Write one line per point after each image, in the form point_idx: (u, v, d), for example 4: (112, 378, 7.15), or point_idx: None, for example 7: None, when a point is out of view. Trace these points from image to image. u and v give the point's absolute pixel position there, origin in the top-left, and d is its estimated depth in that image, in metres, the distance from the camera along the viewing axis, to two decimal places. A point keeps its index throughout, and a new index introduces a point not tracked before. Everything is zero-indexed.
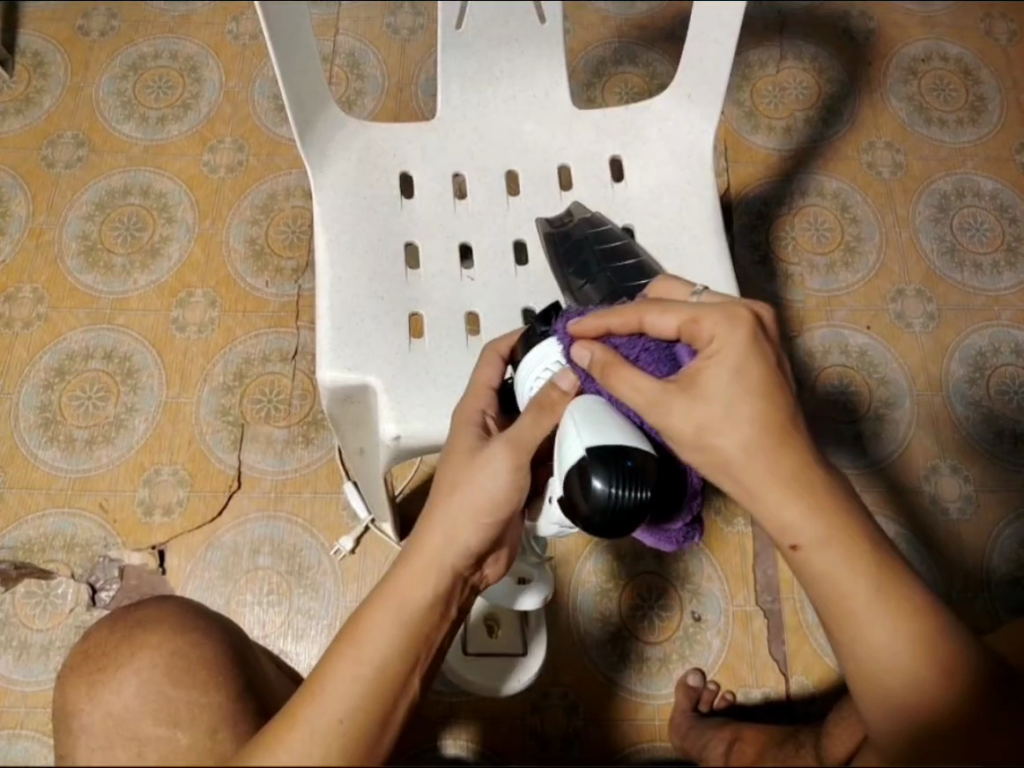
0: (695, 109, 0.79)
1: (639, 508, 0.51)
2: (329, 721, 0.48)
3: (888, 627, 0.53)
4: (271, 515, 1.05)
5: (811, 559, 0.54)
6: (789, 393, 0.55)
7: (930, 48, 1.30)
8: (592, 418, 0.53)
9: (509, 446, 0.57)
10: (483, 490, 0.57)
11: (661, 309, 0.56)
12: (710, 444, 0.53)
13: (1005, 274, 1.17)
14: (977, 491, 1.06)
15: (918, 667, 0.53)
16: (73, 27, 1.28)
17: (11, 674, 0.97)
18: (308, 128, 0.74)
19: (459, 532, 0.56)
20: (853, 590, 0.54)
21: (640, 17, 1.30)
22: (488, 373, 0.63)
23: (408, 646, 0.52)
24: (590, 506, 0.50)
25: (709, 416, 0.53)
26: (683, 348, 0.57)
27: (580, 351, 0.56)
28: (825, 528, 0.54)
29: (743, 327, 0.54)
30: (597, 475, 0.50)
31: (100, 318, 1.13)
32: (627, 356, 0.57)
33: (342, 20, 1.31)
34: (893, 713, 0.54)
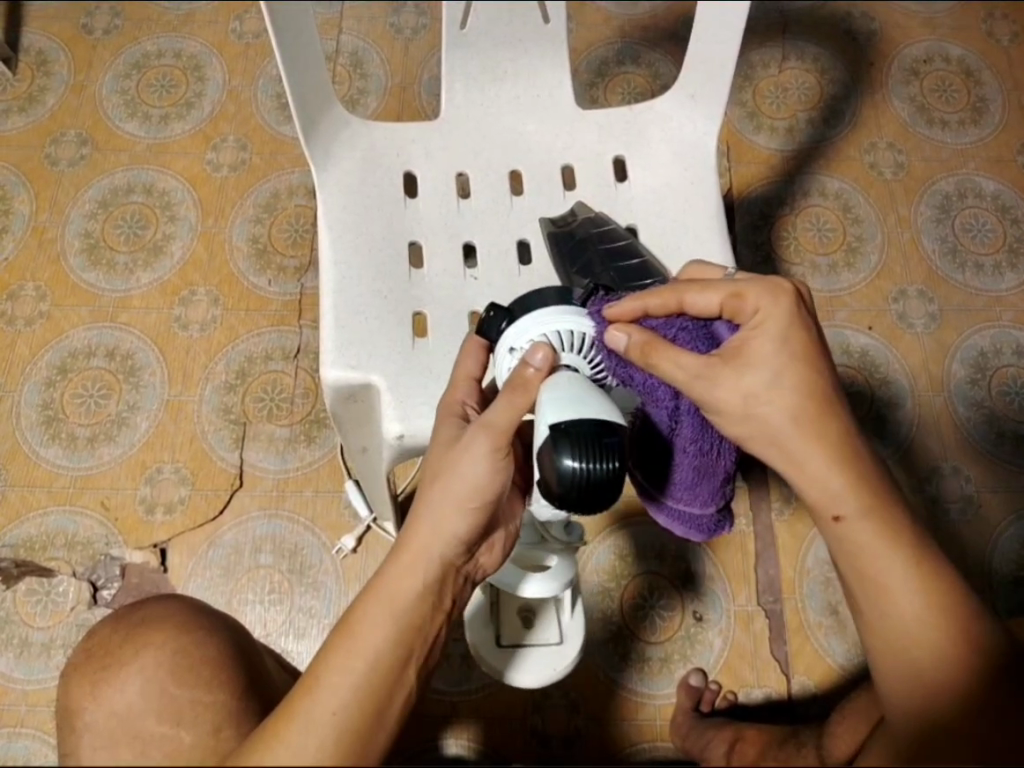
0: (700, 108, 0.79)
1: (610, 482, 0.50)
2: (324, 717, 0.48)
3: (913, 592, 0.56)
4: (273, 513, 1.05)
5: (850, 529, 0.56)
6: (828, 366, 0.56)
7: (933, 49, 1.30)
8: (561, 394, 0.52)
9: (487, 431, 0.56)
10: (466, 478, 0.56)
11: (701, 288, 0.57)
12: (757, 414, 0.55)
13: (1006, 274, 1.17)
14: (979, 491, 1.06)
15: (940, 639, 0.55)
16: (77, 25, 1.29)
17: (12, 672, 0.97)
18: (312, 127, 0.74)
19: (446, 522, 0.56)
20: (883, 561, 0.56)
21: (643, 17, 1.31)
22: (468, 364, 0.62)
23: (402, 639, 0.52)
24: (561, 482, 0.50)
25: (758, 384, 0.54)
26: (723, 325, 0.58)
27: (616, 334, 0.55)
28: (864, 499, 0.55)
29: (787, 298, 0.56)
30: (564, 449, 0.49)
31: (102, 316, 1.13)
32: (666, 335, 0.57)
33: (345, 19, 1.31)
34: (913, 684, 0.55)
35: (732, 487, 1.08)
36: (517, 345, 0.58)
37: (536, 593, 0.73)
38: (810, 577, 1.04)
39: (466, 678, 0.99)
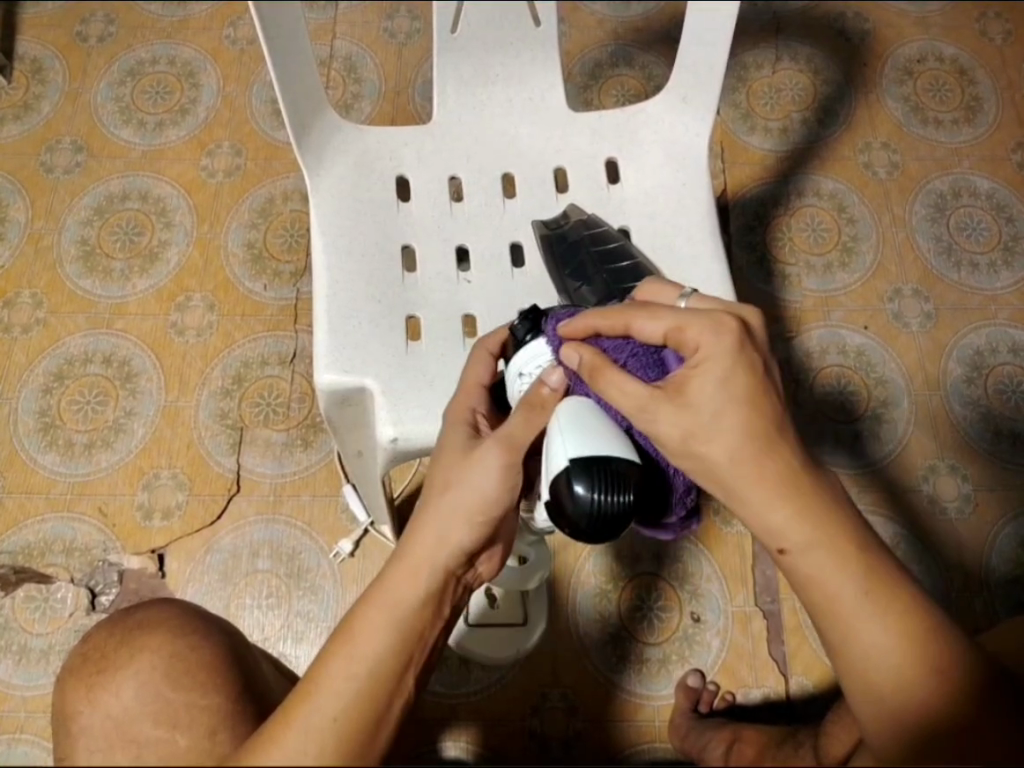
0: (689, 109, 0.79)
1: (624, 516, 0.53)
2: (325, 720, 0.48)
3: (875, 626, 0.54)
4: (271, 518, 1.05)
5: (796, 564, 0.55)
6: (772, 395, 0.54)
7: (926, 48, 1.30)
8: (580, 427, 0.54)
9: (503, 445, 0.58)
10: (478, 492, 0.57)
11: (648, 315, 0.55)
12: (694, 451, 0.54)
13: (1001, 273, 1.17)
14: (975, 490, 1.06)
15: (908, 668, 0.54)
16: (71, 34, 1.29)
17: (10, 679, 0.97)
18: (304, 131, 0.74)
19: (452, 532, 0.56)
20: (840, 593, 0.55)
21: (636, 20, 1.31)
22: (478, 370, 0.63)
23: (403, 647, 0.53)
24: (577, 513, 0.52)
25: (694, 425, 0.53)
26: (672, 354, 0.57)
27: (568, 352, 0.55)
28: (811, 535, 0.54)
29: (730, 333, 0.53)
30: (582, 483, 0.52)
31: (99, 323, 1.14)
32: (615, 359, 0.57)
33: (338, 24, 1.31)
34: (881, 711, 0.55)
35: None
36: (527, 369, 0.60)
37: None
38: None
39: (465, 680, 0.99)
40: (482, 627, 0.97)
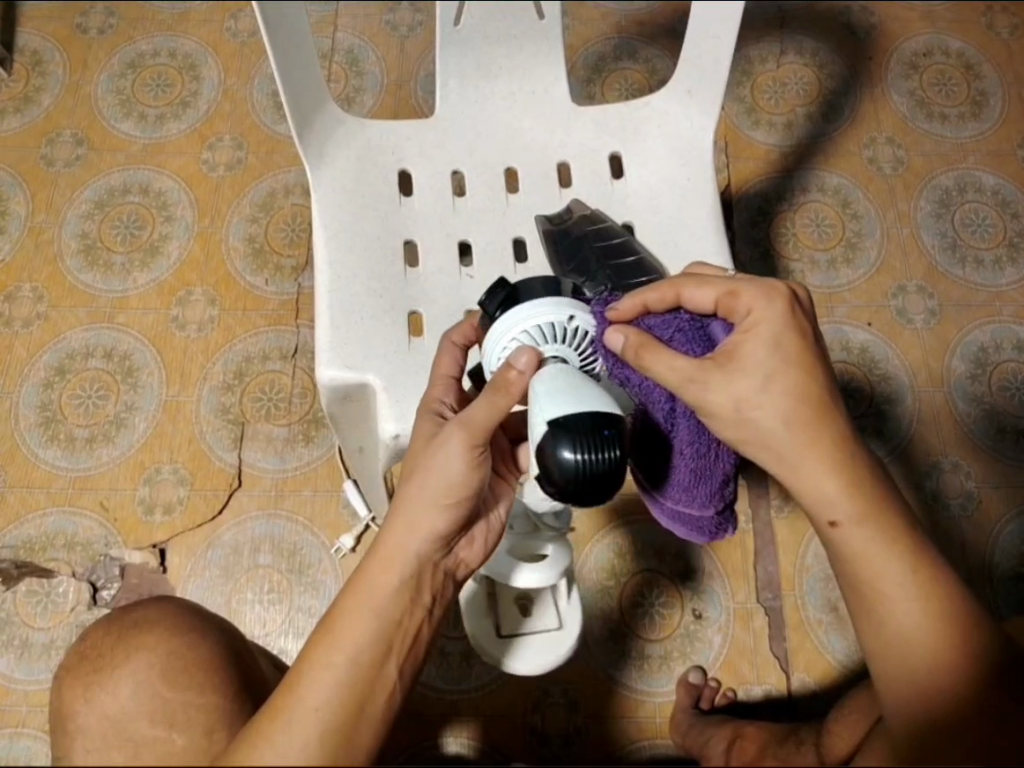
0: (694, 104, 0.79)
1: (611, 475, 0.50)
2: (305, 712, 0.48)
3: (912, 602, 0.55)
4: (272, 513, 1.05)
5: (845, 535, 0.55)
6: (821, 362, 0.55)
7: (932, 43, 1.29)
8: (558, 390, 0.52)
9: (464, 429, 0.56)
10: (443, 476, 0.56)
11: (698, 282, 0.57)
12: (746, 419, 0.54)
13: (1006, 269, 1.17)
14: (979, 487, 1.06)
15: (938, 645, 0.54)
16: (72, 26, 1.28)
17: (12, 673, 0.97)
18: (306, 125, 0.74)
19: (422, 518, 0.56)
20: (884, 567, 0.55)
21: (640, 12, 1.30)
22: (447, 363, 0.64)
23: (383, 636, 0.52)
24: (560, 474, 0.50)
25: (748, 391, 0.53)
26: (719, 325, 0.57)
27: (612, 333, 0.55)
28: (863, 506, 0.55)
29: (782, 300, 0.55)
30: (563, 443, 0.50)
31: (100, 317, 1.13)
32: (662, 335, 0.57)
33: (340, 17, 1.30)
34: (909, 688, 0.54)
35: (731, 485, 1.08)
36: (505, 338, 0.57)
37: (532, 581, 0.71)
38: (810, 574, 1.04)
39: (464, 677, 0.99)
40: (512, 621, 0.84)
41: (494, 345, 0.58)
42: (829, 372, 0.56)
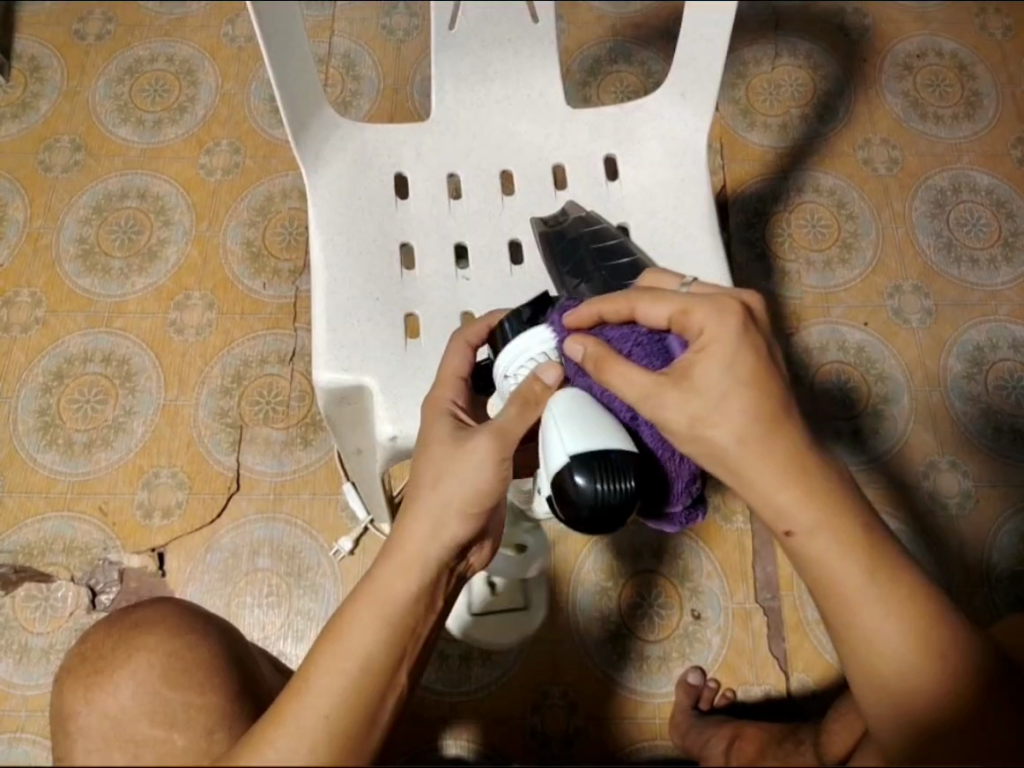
0: (689, 106, 0.79)
1: (626, 504, 0.51)
2: (314, 720, 0.48)
3: (878, 609, 0.54)
4: (271, 516, 1.05)
5: (805, 545, 0.54)
6: (781, 379, 0.54)
7: (926, 44, 1.30)
8: (580, 419, 0.53)
9: (496, 438, 0.57)
10: (470, 483, 0.56)
11: (653, 299, 0.56)
12: (702, 436, 0.53)
13: (1002, 269, 1.17)
14: (976, 486, 1.06)
15: (910, 654, 0.54)
16: (70, 32, 1.29)
17: (11, 678, 0.97)
18: (303, 129, 0.74)
19: (445, 525, 0.56)
20: (843, 576, 0.54)
21: (635, 16, 1.30)
22: (456, 363, 0.64)
23: (394, 642, 0.52)
24: (580, 503, 0.51)
25: (703, 408, 0.52)
26: (675, 339, 0.57)
27: (573, 344, 0.55)
28: (818, 517, 0.54)
29: (734, 316, 0.54)
30: (583, 473, 0.50)
31: (98, 321, 1.13)
32: (619, 348, 0.56)
33: (337, 22, 1.31)
34: (885, 697, 0.55)
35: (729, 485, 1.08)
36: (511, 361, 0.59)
37: None
38: None
39: (465, 679, 0.99)
40: None
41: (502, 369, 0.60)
42: (791, 390, 0.54)
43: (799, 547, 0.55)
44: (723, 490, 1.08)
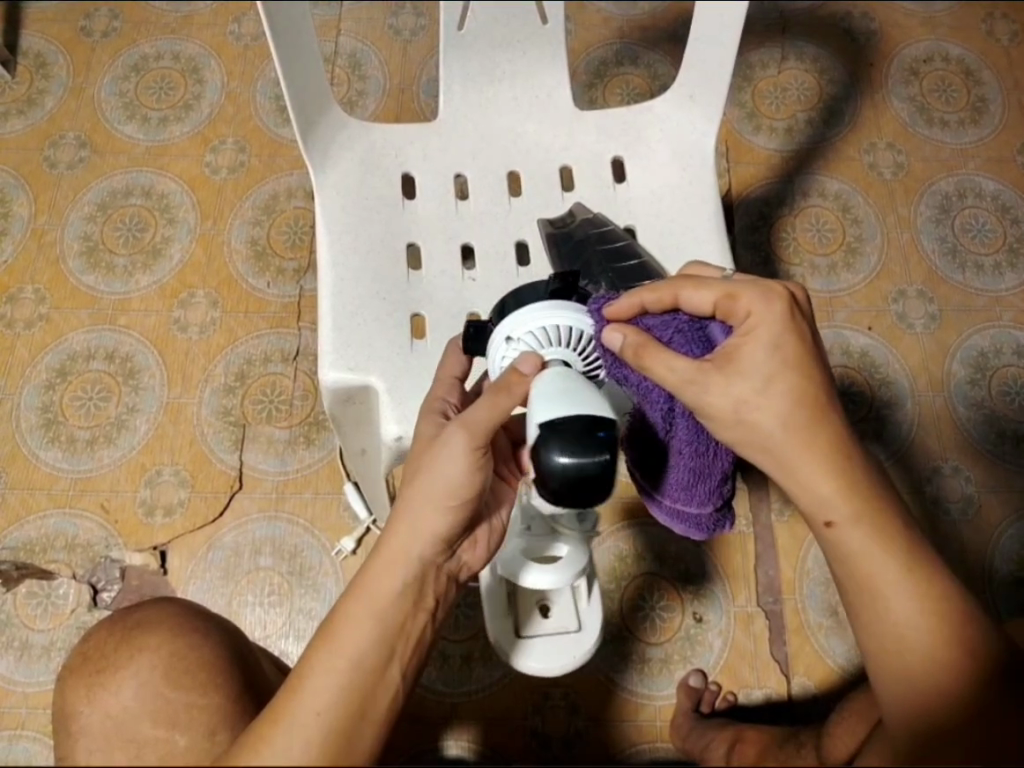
0: (697, 108, 0.79)
1: (605, 475, 0.50)
2: (309, 718, 0.48)
3: (909, 601, 0.55)
4: (273, 515, 1.05)
5: (843, 535, 0.55)
6: (820, 365, 0.56)
7: (932, 49, 1.30)
8: (559, 392, 0.52)
9: (467, 429, 0.56)
10: (447, 478, 0.56)
11: (697, 286, 0.57)
12: (746, 419, 0.55)
13: (1006, 275, 1.17)
14: (979, 491, 1.06)
15: (936, 649, 0.54)
16: (76, 29, 1.29)
17: (12, 674, 0.97)
18: (310, 128, 0.74)
19: (426, 521, 0.56)
20: (876, 567, 0.55)
21: (642, 18, 1.30)
22: (452, 365, 0.64)
23: (385, 639, 0.52)
24: (552, 476, 0.50)
25: (748, 391, 0.54)
26: (717, 327, 0.58)
27: (611, 334, 0.56)
28: (859, 506, 0.55)
29: (781, 301, 0.56)
30: (554, 444, 0.50)
31: (102, 319, 1.13)
32: (660, 335, 0.58)
33: (343, 21, 1.31)
34: (909, 693, 0.54)
35: (732, 488, 1.08)
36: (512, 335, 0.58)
37: (539, 582, 0.70)
38: (811, 577, 1.04)
39: (465, 679, 0.99)
40: (528, 621, 0.79)
41: (496, 350, 0.59)
42: (830, 378, 0.56)
43: (835, 538, 0.56)
44: (726, 493, 1.08)
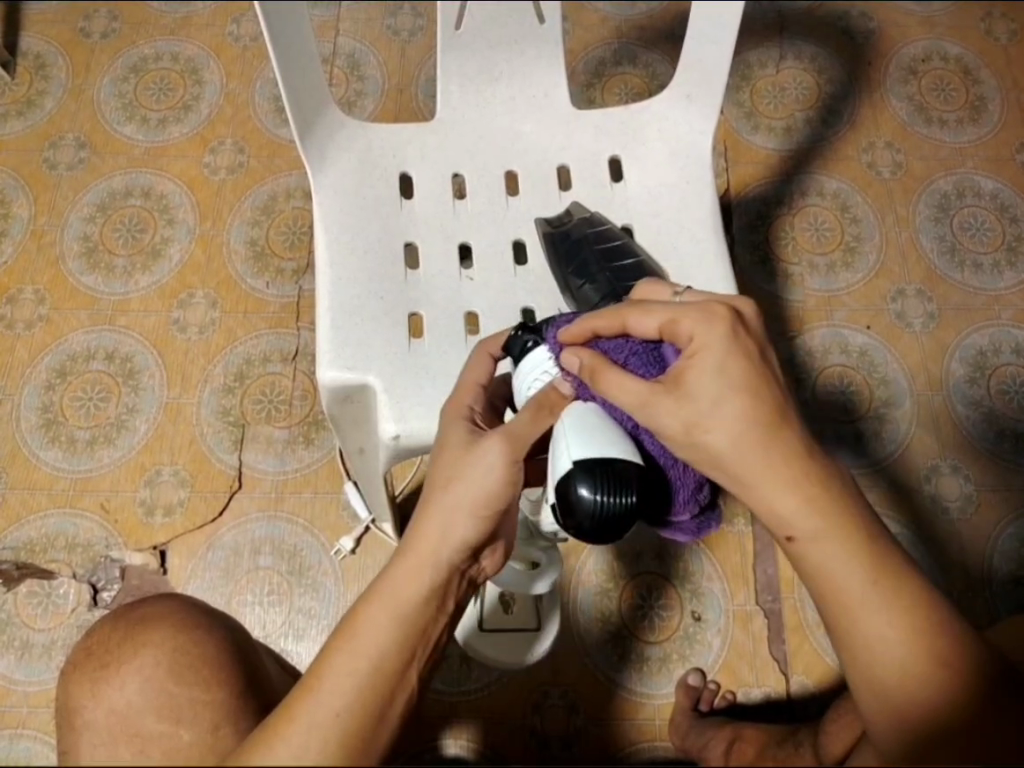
0: (693, 108, 0.79)
1: (628, 516, 0.53)
2: (326, 719, 0.48)
3: (881, 617, 0.54)
4: (272, 515, 1.05)
5: (806, 551, 0.54)
6: (773, 380, 0.54)
7: (930, 48, 1.30)
8: (588, 429, 0.54)
9: (507, 440, 0.56)
10: (480, 484, 0.56)
11: (643, 310, 0.55)
12: (698, 441, 0.53)
13: (1005, 273, 1.17)
14: (978, 490, 1.06)
15: (912, 664, 0.54)
16: (74, 30, 1.29)
17: (12, 674, 0.97)
18: (308, 129, 0.74)
19: (455, 526, 0.56)
20: (846, 583, 0.54)
21: (640, 18, 1.30)
22: (477, 372, 0.63)
23: (406, 642, 0.53)
24: (579, 512, 0.52)
25: (695, 414, 0.52)
26: (669, 347, 0.57)
27: (569, 357, 0.55)
28: (820, 525, 0.54)
29: (721, 320, 0.53)
30: (584, 483, 0.52)
31: (102, 319, 1.14)
32: (615, 359, 0.56)
33: (341, 22, 1.31)
34: (887, 706, 0.54)
35: (730, 487, 1.08)
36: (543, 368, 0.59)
37: None
38: None
39: (465, 677, 0.99)
40: None
41: (523, 380, 0.60)
42: (785, 390, 0.54)
43: (797, 553, 0.55)
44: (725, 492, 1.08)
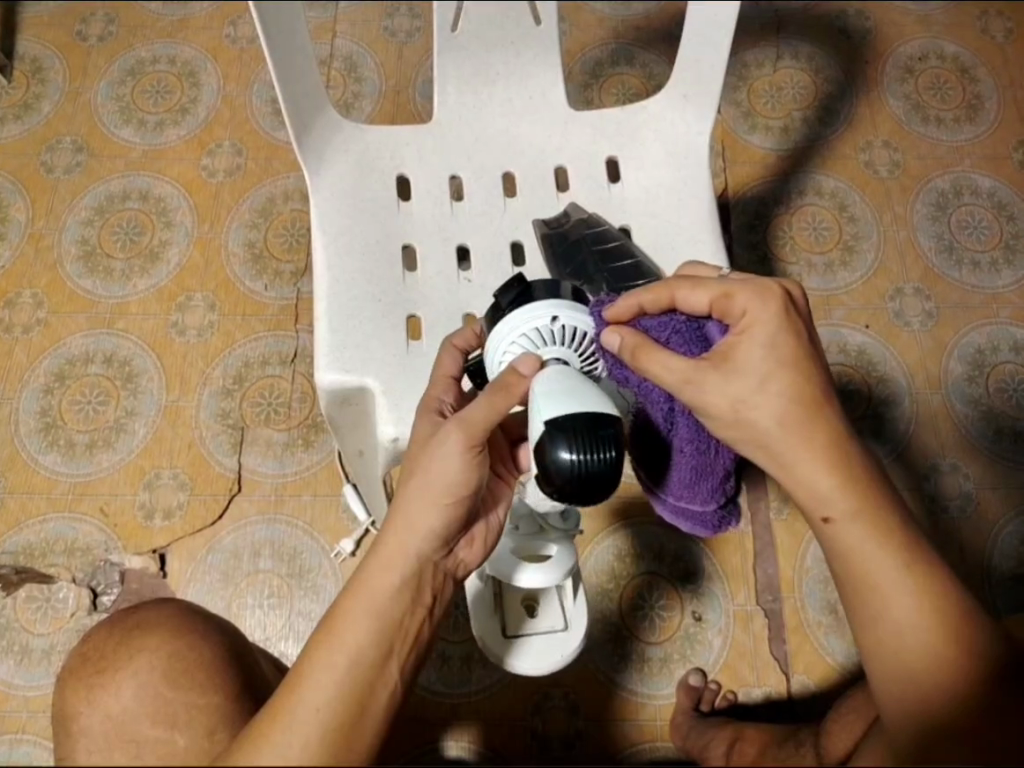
0: (690, 108, 0.79)
1: (609, 474, 0.51)
2: (307, 716, 0.48)
3: (910, 602, 0.54)
4: (272, 518, 1.05)
5: (839, 531, 0.55)
6: (819, 362, 0.55)
7: (928, 47, 1.30)
8: (557, 389, 0.53)
9: (463, 428, 0.56)
10: (442, 472, 0.56)
11: (692, 286, 0.57)
12: (744, 419, 0.54)
13: (1003, 272, 1.17)
14: (977, 488, 1.06)
15: (936, 651, 0.54)
16: (72, 33, 1.29)
17: (12, 678, 0.97)
18: (305, 131, 0.74)
19: (421, 517, 0.56)
20: (876, 565, 0.55)
21: (637, 18, 1.31)
22: (447, 364, 0.64)
23: (383, 636, 0.52)
24: (558, 474, 0.51)
25: (744, 390, 0.54)
26: (715, 326, 0.58)
27: (610, 335, 0.56)
28: (854, 503, 0.55)
29: (775, 300, 0.55)
30: (560, 442, 0.51)
31: (100, 322, 1.13)
32: (658, 336, 0.58)
33: (339, 23, 1.31)
34: (908, 693, 0.54)
35: None
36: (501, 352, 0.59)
37: (537, 583, 0.66)
38: (810, 576, 1.04)
39: (465, 680, 0.99)
40: (517, 621, 0.76)
41: (496, 347, 0.59)
42: (828, 376, 0.56)
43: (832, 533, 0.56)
44: None
